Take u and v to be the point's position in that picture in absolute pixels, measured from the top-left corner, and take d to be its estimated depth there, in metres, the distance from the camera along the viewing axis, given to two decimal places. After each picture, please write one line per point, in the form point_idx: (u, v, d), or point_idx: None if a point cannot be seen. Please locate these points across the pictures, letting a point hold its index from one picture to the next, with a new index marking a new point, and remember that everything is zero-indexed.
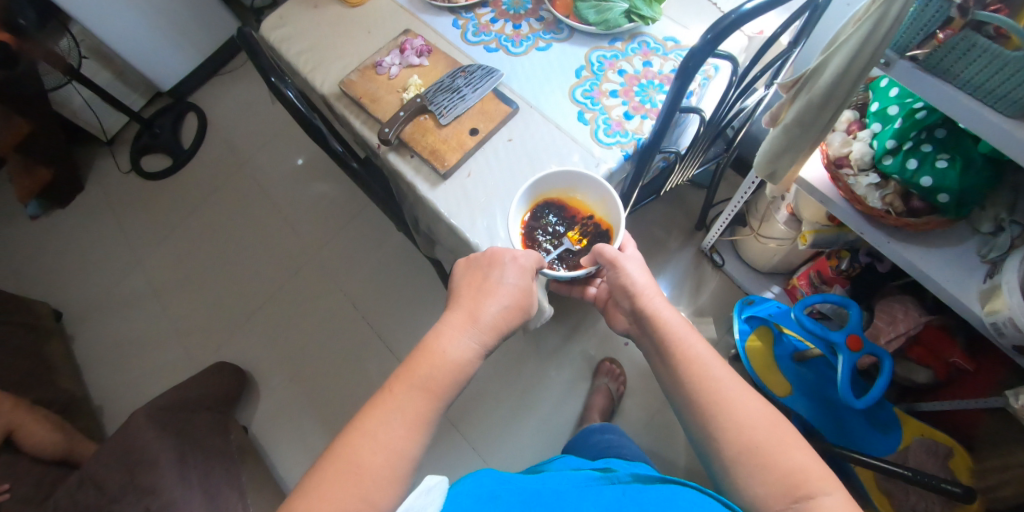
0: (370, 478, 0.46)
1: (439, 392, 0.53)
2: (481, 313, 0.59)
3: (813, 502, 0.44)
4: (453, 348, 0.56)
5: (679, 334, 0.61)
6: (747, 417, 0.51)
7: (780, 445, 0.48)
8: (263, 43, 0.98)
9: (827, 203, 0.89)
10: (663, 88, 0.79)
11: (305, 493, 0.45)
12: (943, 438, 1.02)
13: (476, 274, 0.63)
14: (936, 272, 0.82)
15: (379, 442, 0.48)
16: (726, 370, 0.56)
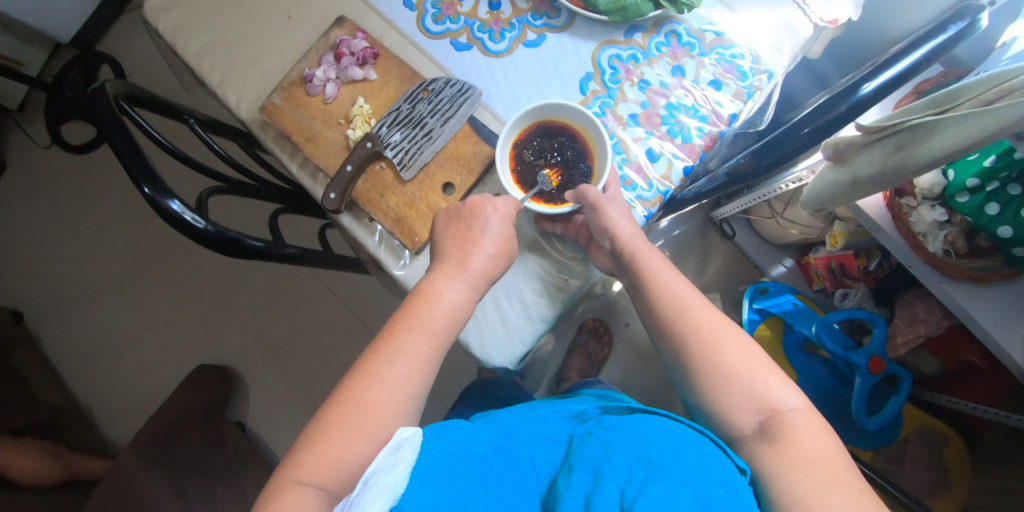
0: (378, 418, 0.46)
1: (438, 335, 0.51)
2: (469, 259, 0.53)
3: (777, 417, 0.44)
4: (449, 293, 0.52)
5: (651, 258, 0.56)
6: (714, 333, 0.50)
7: (747, 363, 0.47)
8: (152, 33, 0.73)
9: (876, 231, 0.76)
10: (698, 111, 0.59)
11: (314, 440, 0.45)
12: (941, 428, 0.96)
13: (458, 228, 0.55)
14: (987, 318, 0.71)
15: (383, 384, 0.47)
16: (692, 291, 0.54)
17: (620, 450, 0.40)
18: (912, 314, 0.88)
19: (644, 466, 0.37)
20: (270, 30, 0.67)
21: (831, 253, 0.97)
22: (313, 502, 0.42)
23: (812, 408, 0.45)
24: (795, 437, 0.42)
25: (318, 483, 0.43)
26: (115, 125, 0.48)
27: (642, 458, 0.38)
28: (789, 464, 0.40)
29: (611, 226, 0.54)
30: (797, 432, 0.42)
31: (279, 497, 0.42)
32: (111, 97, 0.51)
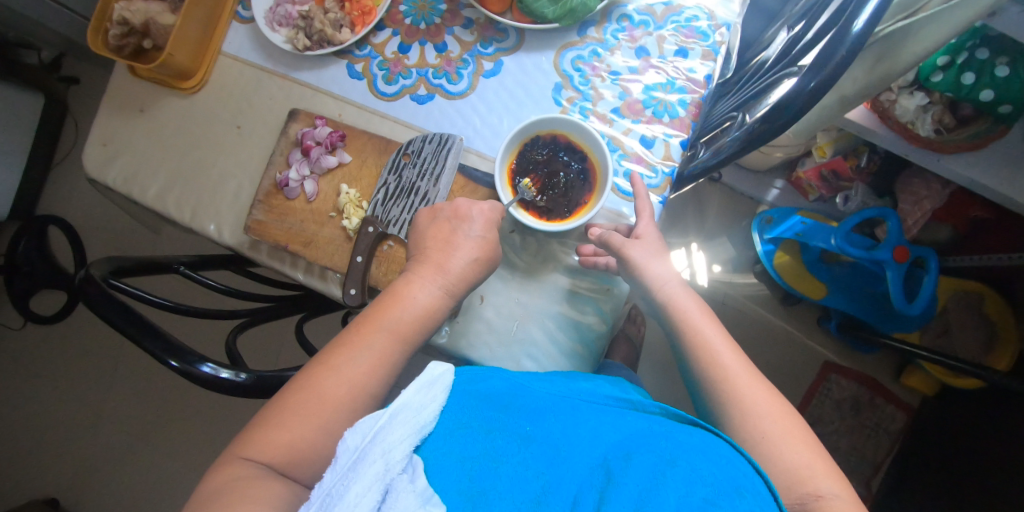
0: (331, 411, 0.42)
1: (408, 339, 0.47)
2: (446, 260, 0.50)
3: (822, 504, 0.37)
4: (422, 295, 0.48)
5: (685, 304, 0.51)
6: (756, 402, 0.44)
7: (793, 442, 0.41)
8: (103, 189, 0.70)
9: (865, 133, 0.75)
10: (676, 84, 0.59)
11: (267, 420, 0.41)
12: (973, 286, 0.97)
13: (442, 227, 0.52)
14: (989, 179, 0.71)
15: (345, 375, 0.43)
16: (733, 349, 0.48)
17: (684, 463, 0.33)
18: (914, 194, 0.88)
19: (706, 488, 0.30)
20: (226, 147, 0.65)
21: (817, 164, 0.93)
22: (254, 475, 0.37)
23: (856, 500, 0.38)
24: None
25: (267, 461, 0.39)
26: (114, 309, 0.45)
27: (705, 481, 0.31)
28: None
29: (640, 272, 0.52)
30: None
31: (220, 467, 0.38)
32: (101, 278, 0.48)
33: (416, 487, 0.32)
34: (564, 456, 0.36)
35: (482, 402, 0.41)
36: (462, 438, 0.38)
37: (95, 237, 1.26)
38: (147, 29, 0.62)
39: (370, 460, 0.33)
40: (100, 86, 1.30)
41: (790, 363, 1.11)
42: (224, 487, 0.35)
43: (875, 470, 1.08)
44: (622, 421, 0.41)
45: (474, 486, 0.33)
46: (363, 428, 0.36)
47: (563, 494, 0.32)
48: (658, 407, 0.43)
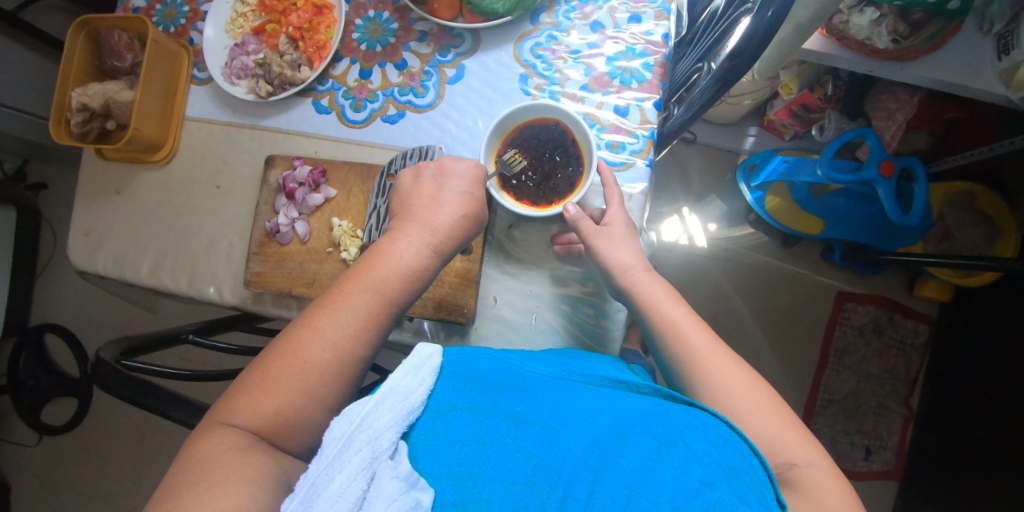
0: (315, 376, 0.40)
1: (393, 299, 0.44)
2: (433, 215, 0.47)
3: (799, 474, 0.37)
4: (408, 253, 0.46)
5: (649, 288, 0.49)
6: (727, 383, 0.42)
7: (767, 417, 0.40)
8: (94, 278, 0.69)
9: (826, 60, 0.75)
10: (636, 50, 0.60)
11: (250, 384, 0.39)
12: (961, 185, 0.98)
13: (425, 183, 0.50)
14: (956, 76, 0.73)
15: (325, 337, 0.41)
16: (702, 330, 0.45)
17: (682, 444, 0.33)
18: (885, 110, 0.88)
19: (702, 468, 0.31)
20: (209, 209, 0.65)
21: (786, 102, 0.92)
22: (238, 443, 0.36)
23: (832, 464, 0.38)
24: (820, 503, 0.35)
25: (250, 429, 0.38)
26: (134, 388, 0.44)
27: (701, 462, 0.32)
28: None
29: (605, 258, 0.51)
30: (824, 499, 0.35)
31: (201, 436, 0.37)
32: (113, 360, 0.48)
33: (399, 472, 0.32)
34: (560, 435, 0.36)
35: (472, 385, 0.40)
36: (450, 420, 0.37)
37: (94, 335, 1.24)
38: (108, 110, 0.62)
39: (356, 449, 0.32)
40: (68, 185, 1.28)
41: (805, 302, 1.12)
42: (214, 456, 0.35)
43: (911, 387, 1.09)
44: (618, 402, 0.40)
45: (464, 470, 0.32)
46: (349, 414, 0.35)
47: (560, 475, 0.32)
48: (651, 389, 0.41)
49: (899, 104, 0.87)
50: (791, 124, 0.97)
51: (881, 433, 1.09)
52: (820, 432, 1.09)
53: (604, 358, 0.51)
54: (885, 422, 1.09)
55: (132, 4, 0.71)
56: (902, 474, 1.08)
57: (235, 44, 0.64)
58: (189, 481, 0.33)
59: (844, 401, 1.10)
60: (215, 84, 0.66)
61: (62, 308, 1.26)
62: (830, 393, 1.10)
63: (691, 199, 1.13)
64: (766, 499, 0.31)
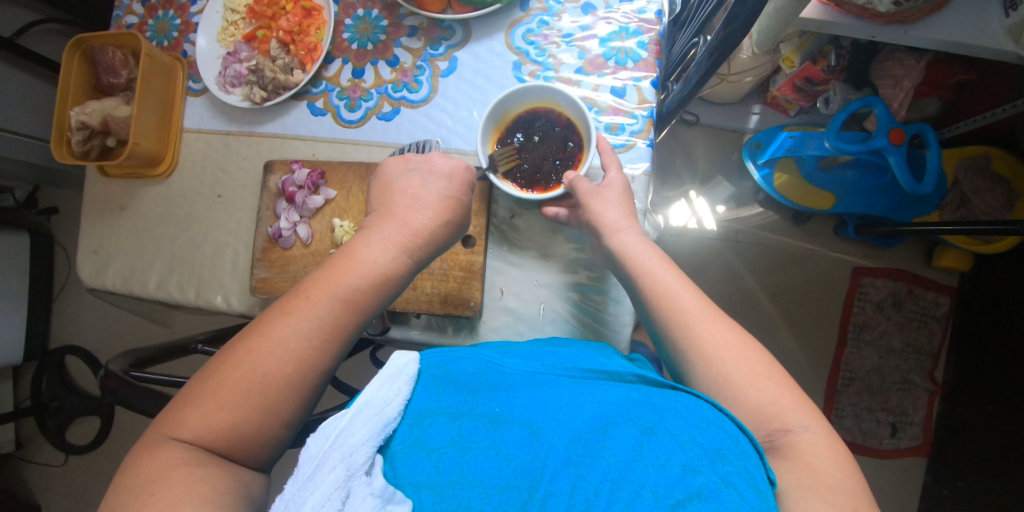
0: (273, 386, 0.37)
1: (360, 307, 0.42)
2: (408, 217, 0.47)
3: (791, 440, 0.37)
4: (382, 258, 0.44)
5: (641, 252, 0.48)
6: (719, 348, 0.41)
7: (761, 381, 0.40)
8: (106, 295, 0.70)
9: (825, 28, 0.72)
10: (630, 29, 0.59)
11: (201, 393, 0.37)
12: (976, 149, 0.96)
13: (408, 179, 0.50)
14: (961, 35, 0.71)
15: (284, 346, 0.38)
16: (693, 293, 0.45)
17: (663, 429, 0.33)
18: (892, 77, 0.86)
19: (685, 455, 0.31)
20: (212, 219, 0.65)
21: (788, 76, 0.89)
22: (186, 458, 0.34)
23: (828, 429, 0.38)
24: (810, 468, 0.35)
25: (196, 441, 0.35)
26: (144, 398, 0.44)
27: (684, 448, 0.32)
28: (805, 491, 0.34)
29: (599, 221, 0.50)
30: (814, 464, 0.35)
31: (146, 450, 0.34)
32: (122, 372, 0.48)
33: (374, 488, 0.31)
34: (540, 431, 0.35)
35: (449, 389, 0.40)
36: (428, 428, 0.36)
37: (112, 354, 1.26)
38: (106, 126, 0.62)
39: (330, 468, 0.32)
40: (78, 208, 1.29)
41: (820, 280, 1.09)
42: (157, 472, 0.33)
43: (935, 360, 1.06)
44: (600, 390, 0.39)
45: (444, 478, 0.32)
46: (326, 430, 0.34)
47: (542, 474, 0.32)
48: (635, 375, 0.41)
49: (906, 70, 0.85)
50: (795, 99, 0.95)
51: (907, 409, 1.06)
52: (843, 411, 1.07)
53: (592, 347, 0.50)
54: (910, 397, 1.07)
55: (126, 21, 0.72)
56: (931, 449, 1.05)
57: (228, 52, 0.64)
58: (178, 481, 0.32)
59: (866, 379, 1.07)
60: (210, 93, 0.66)
61: (80, 329, 1.28)
62: (851, 371, 1.07)
63: (697, 182, 1.10)
64: (755, 479, 0.31)
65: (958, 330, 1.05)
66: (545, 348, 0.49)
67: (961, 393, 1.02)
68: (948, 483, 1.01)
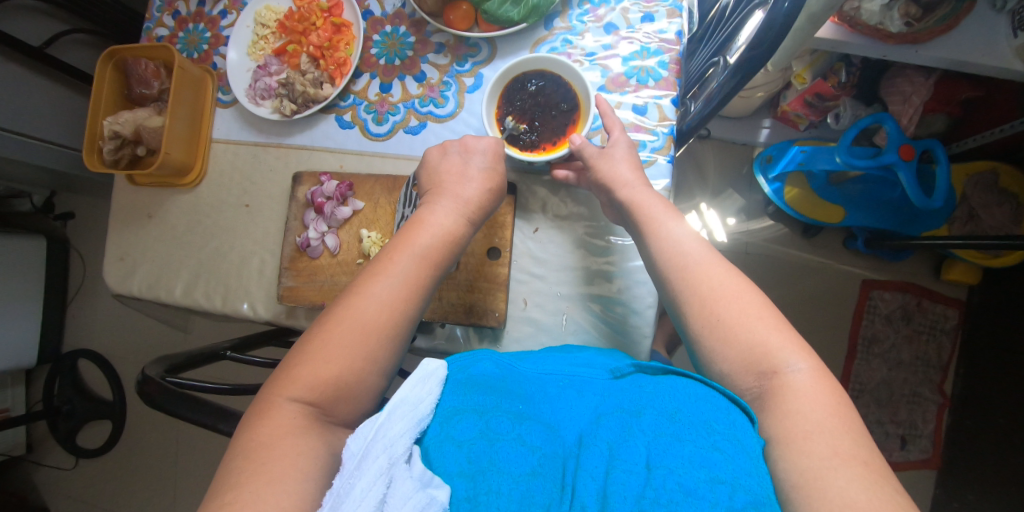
0: (371, 338, 0.41)
1: (435, 263, 0.47)
2: (463, 188, 0.51)
3: (782, 379, 0.37)
4: (447, 221, 0.49)
5: (645, 198, 0.50)
6: (713, 289, 0.43)
7: (751, 322, 0.40)
8: (132, 302, 0.71)
9: (838, 47, 0.74)
10: (651, 48, 0.60)
11: (304, 355, 0.40)
12: (983, 165, 0.97)
13: (452, 161, 0.53)
14: (971, 55, 0.72)
15: (378, 299, 0.43)
16: (694, 237, 0.47)
17: (652, 409, 0.36)
18: (901, 94, 0.88)
19: (674, 425, 0.34)
20: (239, 228, 0.66)
21: (799, 92, 0.91)
22: (300, 416, 0.37)
23: (819, 366, 0.38)
24: (792, 409, 0.36)
25: (309, 399, 0.38)
26: (180, 404, 0.46)
27: (672, 419, 0.34)
28: (788, 442, 0.34)
29: (604, 173, 0.52)
30: (796, 404, 0.36)
31: (265, 414, 0.37)
32: (158, 377, 0.49)
33: (414, 473, 0.31)
34: (558, 430, 0.36)
35: (473, 389, 0.39)
36: (457, 423, 0.36)
37: (124, 359, 1.26)
38: (138, 136, 0.64)
39: (374, 457, 0.33)
40: (93, 214, 1.31)
41: (829, 292, 1.10)
42: (267, 436, 0.36)
43: (944, 373, 1.07)
44: (604, 388, 0.41)
45: (474, 467, 0.32)
46: (364, 430, 0.35)
47: (564, 467, 0.33)
48: (631, 367, 0.43)
49: (914, 86, 0.86)
50: (805, 114, 0.96)
51: (916, 422, 1.07)
52: None
53: (607, 354, 0.51)
54: (919, 410, 1.07)
55: (156, 33, 0.73)
56: (941, 462, 1.05)
57: (258, 66, 0.66)
58: (221, 485, 0.33)
59: (876, 391, 1.08)
60: (239, 105, 0.67)
61: (92, 334, 1.29)
62: (861, 383, 1.08)
63: (708, 194, 1.12)
64: (744, 444, 0.33)
65: (967, 343, 1.06)
66: (559, 354, 0.50)
67: (970, 406, 1.03)
68: (959, 496, 1.01)
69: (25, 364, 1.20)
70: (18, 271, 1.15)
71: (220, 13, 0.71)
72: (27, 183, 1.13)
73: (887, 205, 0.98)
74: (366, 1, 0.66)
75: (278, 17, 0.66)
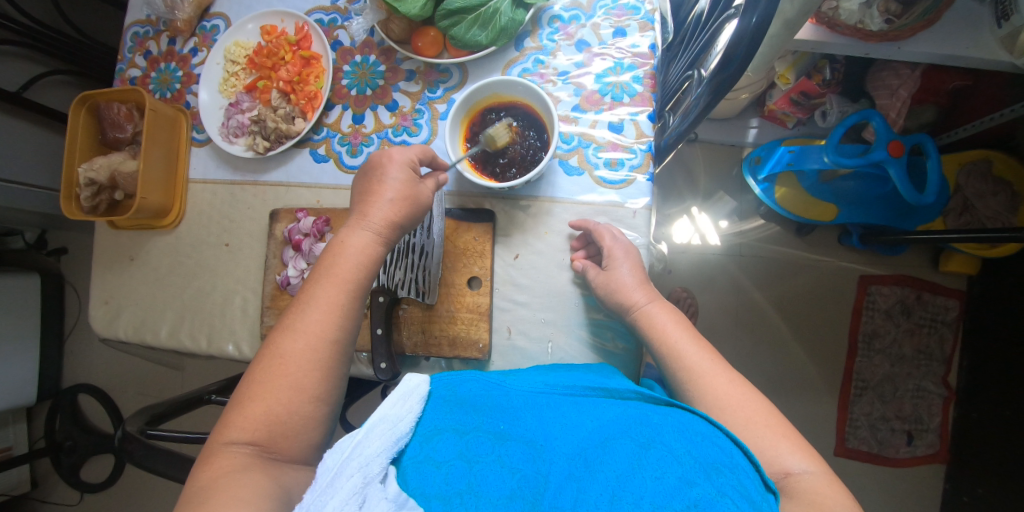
0: (295, 368, 0.41)
1: (351, 281, 0.45)
2: (371, 208, 0.47)
3: (793, 482, 0.37)
4: (356, 241, 0.46)
5: (654, 314, 0.50)
6: (722, 398, 0.43)
7: (758, 429, 0.40)
8: (119, 345, 0.71)
9: (819, 47, 0.72)
10: (625, 64, 0.59)
11: (239, 397, 0.40)
12: (976, 154, 0.95)
13: (369, 183, 0.49)
14: (954, 48, 0.71)
15: (299, 331, 0.42)
16: (701, 347, 0.47)
17: (661, 444, 0.32)
18: (888, 88, 0.86)
19: (682, 467, 0.30)
20: (220, 268, 0.66)
21: (785, 91, 0.89)
22: (240, 460, 0.37)
23: (828, 470, 0.38)
24: (817, 505, 0.35)
25: (250, 440, 0.38)
26: (161, 460, 0.45)
27: (680, 460, 0.31)
28: None
29: (612, 282, 0.51)
30: (817, 501, 0.35)
31: (207, 460, 0.37)
32: (138, 432, 0.48)
33: (388, 494, 0.31)
34: (544, 449, 0.34)
35: (457, 407, 0.39)
36: (437, 443, 0.35)
37: (123, 391, 1.26)
38: (114, 181, 0.62)
39: (348, 475, 0.32)
40: (84, 248, 1.30)
41: (826, 289, 1.09)
42: (216, 482, 0.35)
43: (947, 366, 1.05)
44: (599, 409, 0.38)
45: (452, 488, 0.31)
46: (342, 445, 0.34)
47: (545, 488, 0.30)
48: (633, 393, 0.40)
49: (901, 79, 0.84)
50: (792, 112, 0.94)
51: (921, 416, 1.06)
52: (857, 422, 1.06)
53: (594, 370, 0.49)
54: (924, 405, 1.06)
55: (128, 74, 0.73)
56: (949, 456, 1.04)
57: (230, 103, 0.65)
58: None
59: (879, 387, 1.06)
60: (214, 144, 0.67)
61: (91, 367, 1.29)
62: (863, 380, 1.07)
63: (699, 198, 1.10)
64: (747, 490, 0.30)
65: (969, 335, 1.04)
66: (545, 373, 0.48)
67: (976, 399, 1.02)
68: (967, 491, 1.00)
69: (25, 402, 1.20)
70: (14, 311, 1.15)
71: (191, 50, 0.71)
72: (19, 224, 1.12)
73: (879, 198, 0.96)
74: (335, 31, 0.65)
75: (248, 52, 0.66)
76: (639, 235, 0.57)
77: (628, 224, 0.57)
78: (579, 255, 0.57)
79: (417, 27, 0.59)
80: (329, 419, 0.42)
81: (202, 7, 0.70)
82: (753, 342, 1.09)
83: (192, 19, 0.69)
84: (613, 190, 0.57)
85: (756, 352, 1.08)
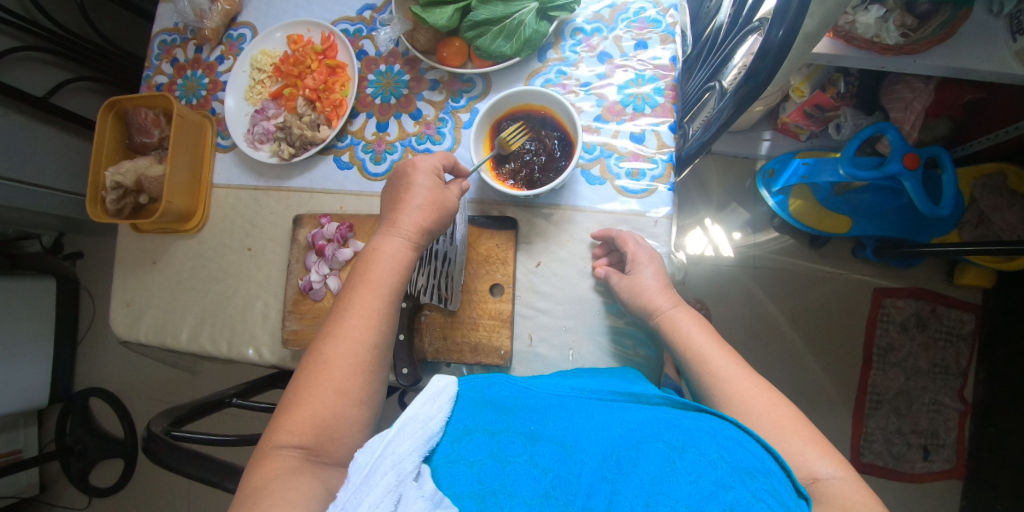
0: (338, 372, 0.42)
1: (387, 286, 0.46)
2: (401, 216, 0.48)
3: (822, 488, 0.37)
4: (393, 252, 0.47)
5: (682, 321, 0.49)
6: (746, 403, 0.43)
7: (785, 434, 0.40)
8: (140, 349, 0.72)
9: (835, 60, 0.73)
10: (647, 76, 0.60)
11: (287, 405, 0.41)
12: (989, 167, 0.95)
13: (396, 192, 0.50)
14: (970, 61, 0.71)
15: (341, 338, 0.43)
16: (727, 352, 0.47)
17: (693, 448, 0.32)
18: (902, 100, 0.86)
19: (716, 471, 0.30)
20: (242, 272, 0.66)
21: (799, 104, 0.89)
22: (293, 464, 0.37)
23: (856, 476, 0.37)
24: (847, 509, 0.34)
25: (299, 443, 0.39)
26: (186, 461, 0.45)
27: (714, 465, 0.30)
28: None
29: (637, 286, 0.52)
30: (849, 506, 0.35)
31: (259, 464, 0.37)
32: (163, 433, 0.49)
33: (424, 492, 0.30)
34: (574, 450, 0.34)
35: (485, 408, 0.38)
36: (468, 443, 0.35)
37: (134, 395, 1.27)
38: (140, 185, 0.63)
39: (382, 473, 0.32)
40: (101, 253, 1.31)
41: (841, 302, 1.08)
42: (256, 484, 0.35)
43: (963, 380, 1.04)
44: (628, 413, 0.38)
45: (485, 487, 0.30)
46: (372, 445, 0.34)
47: (577, 489, 0.30)
48: (660, 397, 0.40)
49: (915, 93, 0.84)
50: (806, 125, 0.94)
51: (937, 431, 1.05)
52: (872, 436, 1.05)
53: (618, 375, 0.49)
54: (940, 419, 1.05)
55: (155, 81, 0.74)
56: (966, 472, 1.03)
57: (255, 110, 0.67)
58: None
59: (894, 401, 1.06)
60: (238, 150, 0.68)
61: (104, 371, 1.30)
62: (879, 393, 1.06)
63: (712, 209, 1.11)
64: (781, 495, 0.29)
65: (984, 348, 1.03)
66: (570, 377, 0.48)
67: (993, 414, 1.00)
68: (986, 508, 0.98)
69: (37, 403, 1.20)
70: (30, 314, 1.16)
71: (218, 58, 0.72)
72: (37, 228, 1.13)
73: (893, 210, 0.96)
74: (360, 41, 0.67)
75: (274, 61, 0.67)
76: (660, 243, 0.57)
77: (649, 233, 0.57)
78: (602, 260, 0.58)
79: (442, 37, 0.61)
80: (373, 422, 0.43)
81: (230, 17, 0.71)
82: (766, 354, 1.08)
83: (220, 28, 0.71)
84: (634, 198, 0.58)
85: (769, 364, 1.08)
